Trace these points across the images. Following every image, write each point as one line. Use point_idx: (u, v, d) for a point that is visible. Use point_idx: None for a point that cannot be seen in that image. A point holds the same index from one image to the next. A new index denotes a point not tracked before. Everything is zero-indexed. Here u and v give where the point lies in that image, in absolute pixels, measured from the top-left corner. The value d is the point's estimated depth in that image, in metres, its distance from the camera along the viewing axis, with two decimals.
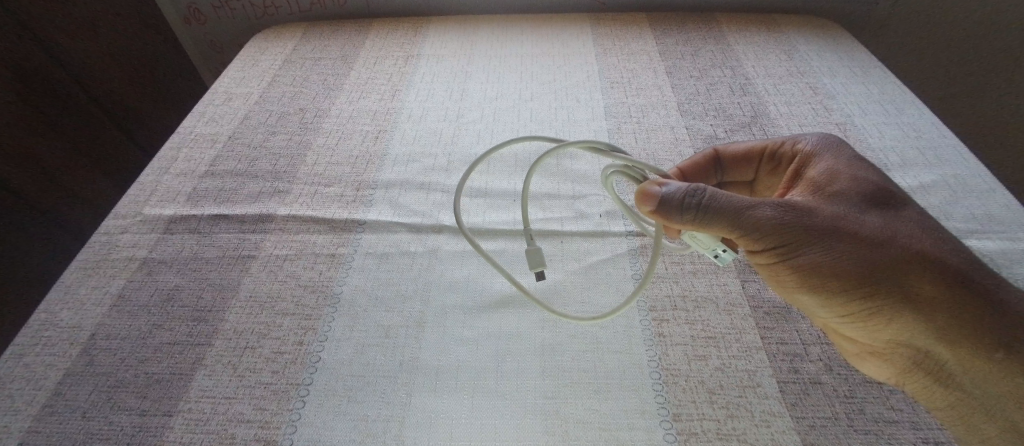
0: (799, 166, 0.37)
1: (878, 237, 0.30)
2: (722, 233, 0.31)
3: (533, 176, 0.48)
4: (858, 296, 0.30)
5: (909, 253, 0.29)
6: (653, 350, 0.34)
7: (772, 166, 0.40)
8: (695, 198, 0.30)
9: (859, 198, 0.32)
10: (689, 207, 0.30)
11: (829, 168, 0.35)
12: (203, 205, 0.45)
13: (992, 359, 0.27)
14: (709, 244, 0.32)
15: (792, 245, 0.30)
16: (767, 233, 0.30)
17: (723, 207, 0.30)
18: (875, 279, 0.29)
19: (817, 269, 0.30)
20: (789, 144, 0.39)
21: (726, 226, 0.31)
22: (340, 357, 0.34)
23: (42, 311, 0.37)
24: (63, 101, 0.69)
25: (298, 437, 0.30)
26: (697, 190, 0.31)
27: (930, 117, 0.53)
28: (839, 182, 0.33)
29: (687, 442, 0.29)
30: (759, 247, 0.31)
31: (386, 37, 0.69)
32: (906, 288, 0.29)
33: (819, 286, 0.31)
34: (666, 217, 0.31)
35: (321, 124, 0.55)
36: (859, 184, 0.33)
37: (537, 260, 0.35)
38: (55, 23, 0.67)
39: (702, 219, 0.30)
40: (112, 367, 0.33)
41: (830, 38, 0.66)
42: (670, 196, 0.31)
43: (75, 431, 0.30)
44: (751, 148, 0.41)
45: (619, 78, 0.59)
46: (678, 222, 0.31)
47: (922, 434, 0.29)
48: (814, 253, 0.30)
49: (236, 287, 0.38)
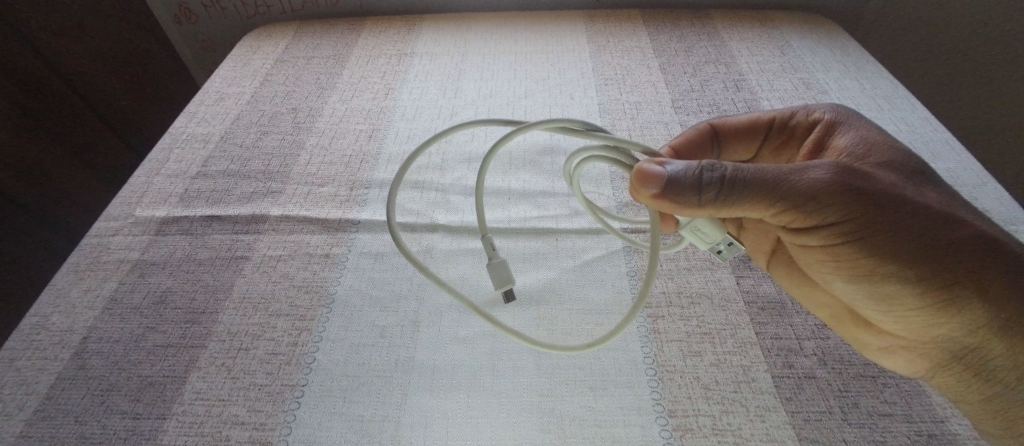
0: (820, 134, 0.39)
1: (923, 213, 0.28)
2: (749, 208, 0.30)
3: (527, 174, 0.48)
4: (910, 285, 0.29)
5: (975, 240, 0.28)
6: (648, 347, 0.34)
7: (781, 139, 0.42)
8: (712, 176, 0.28)
9: (900, 168, 0.32)
10: (708, 187, 0.28)
11: (857, 136, 0.36)
12: (195, 206, 0.45)
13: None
14: (714, 238, 0.33)
15: (827, 216, 0.29)
16: (800, 206, 0.29)
17: (746, 181, 0.28)
18: (933, 270, 0.28)
19: (864, 244, 0.29)
20: (802, 113, 0.40)
21: (754, 200, 0.29)
22: (335, 357, 0.34)
23: (34, 314, 0.37)
24: (54, 102, 0.68)
25: (293, 438, 0.29)
26: (710, 165, 0.29)
27: (922, 112, 0.53)
28: (875, 148, 0.34)
29: (683, 438, 0.29)
30: (789, 217, 0.30)
31: (379, 36, 0.69)
32: (974, 284, 0.27)
33: (863, 262, 0.30)
34: (680, 200, 0.29)
35: (314, 124, 0.54)
36: (896, 150, 0.34)
37: (501, 276, 0.34)
38: (45, 26, 0.66)
39: (725, 198, 0.29)
40: (105, 370, 0.33)
41: (823, 33, 0.66)
42: (679, 178, 0.29)
43: (69, 435, 0.30)
44: (761, 118, 0.42)
45: (613, 74, 0.59)
46: (700, 203, 0.29)
47: (916, 427, 0.29)
48: (859, 223, 0.29)
49: (230, 288, 0.38)
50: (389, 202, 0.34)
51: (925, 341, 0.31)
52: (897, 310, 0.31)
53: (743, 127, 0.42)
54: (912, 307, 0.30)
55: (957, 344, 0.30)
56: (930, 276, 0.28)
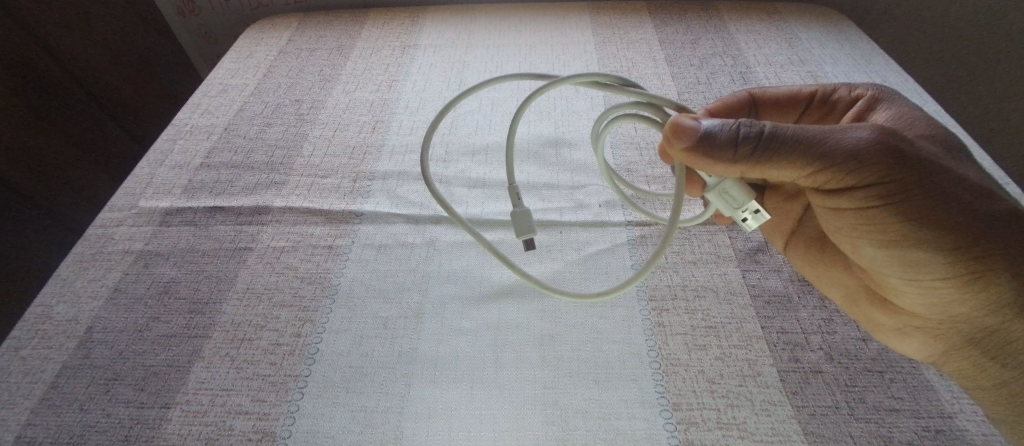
0: (864, 108, 0.39)
1: (951, 193, 0.29)
2: (782, 169, 0.30)
3: (530, 167, 0.48)
4: (937, 256, 0.29)
5: (1000, 218, 0.28)
6: (652, 340, 0.33)
7: (822, 114, 0.41)
8: (750, 133, 0.29)
9: (942, 141, 0.33)
10: (746, 143, 0.29)
11: (898, 112, 0.37)
12: (199, 197, 0.45)
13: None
14: (740, 203, 0.31)
15: (860, 179, 0.30)
16: (834, 167, 0.29)
17: (786, 140, 0.29)
18: (964, 241, 0.28)
19: (891, 209, 0.30)
20: (845, 89, 0.40)
21: (792, 159, 0.29)
22: (338, 348, 0.34)
23: (39, 304, 0.37)
24: (63, 99, 0.70)
25: (297, 429, 0.29)
26: (748, 123, 0.30)
27: (932, 105, 0.52)
28: (917, 124, 0.35)
29: (687, 432, 0.28)
30: (820, 179, 0.31)
31: (383, 27, 0.69)
32: (1007, 261, 0.28)
33: (893, 230, 0.31)
34: (715, 155, 0.30)
35: (317, 116, 0.54)
36: (937, 126, 0.34)
37: (524, 226, 0.35)
38: (51, 19, 0.67)
39: (763, 156, 0.29)
40: (109, 360, 0.33)
41: (832, 25, 0.65)
42: (715, 133, 0.29)
43: (73, 423, 0.30)
44: (801, 92, 0.42)
45: (619, 66, 0.59)
46: (735, 160, 0.30)
47: (923, 422, 0.28)
48: (889, 188, 0.29)
49: (233, 279, 0.38)
50: (434, 191, 0.35)
51: (941, 322, 0.33)
52: (924, 285, 0.32)
53: (783, 99, 0.42)
54: (938, 282, 0.31)
55: (972, 325, 0.31)
56: (962, 247, 0.28)
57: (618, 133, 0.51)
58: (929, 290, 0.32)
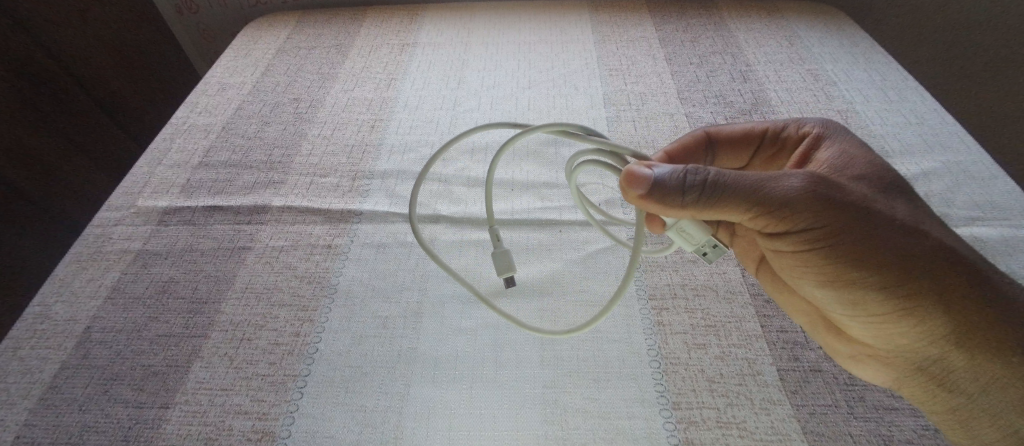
0: (808, 148, 0.37)
1: (889, 231, 0.29)
2: (730, 213, 0.30)
3: (530, 166, 0.48)
4: (876, 290, 0.30)
5: (936, 251, 0.29)
6: (652, 338, 0.33)
7: (774, 149, 0.40)
8: (698, 180, 0.28)
9: (879, 182, 0.32)
10: (695, 190, 0.29)
11: (840, 151, 0.35)
12: (198, 196, 0.45)
13: (1009, 366, 0.27)
14: (698, 241, 0.33)
15: (809, 224, 0.29)
16: (783, 212, 0.29)
17: (733, 188, 0.28)
18: (898, 273, 0.29)
19: (831, 248, 0.30)
20: (793, 126, 0.39)
21: (736, 205, 0.29)
22: (338, 348, 0.34)
23: (36, 304, 0.37)
24: (63, 100, 0.70)
25: (297, 428, 0.29)
26: (695, 170, 0.29)
27: (933, 103, 0.52)
28: (855, 165, 0.34)
29: (687, 430, 0.28)
30: (772, 223, 0.30)
31: (381, 25, 0.68)
32: (939, 292, 0.28)
33: (836, 267, 0.30)
34: (666, 202, 0.29)
35: (316, 114, 0.54)
36: (878, 167, 0.33)
37: (506, 263, 0.35)
38: (52, 18, 0.67)
39: (711, 203, 0.29)
40: (108, 360, 0.33)
41: (831, 23, 0.65)
42: (665, 180, 0.29)
43: (71, 423, 0.30)
44: (754, 129, 0.41)
45: (618, 65, 0.59)
46: (685, 206, 0.29)
47: (921, 421, 0.28)
48: (830, 232, 0.29)
49: (231, 279, 0.38)
50: (416, 197, 0.36)
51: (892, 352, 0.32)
52: (871, 319, 0.32)
53: (738, 137, 0.41)
54: (883, 310, 0.31)
55: (919, 354, 0.31)
56: (897, 280, 0.29)
57: (617, 131, 0.50)
58: (874, 323, 0.32)
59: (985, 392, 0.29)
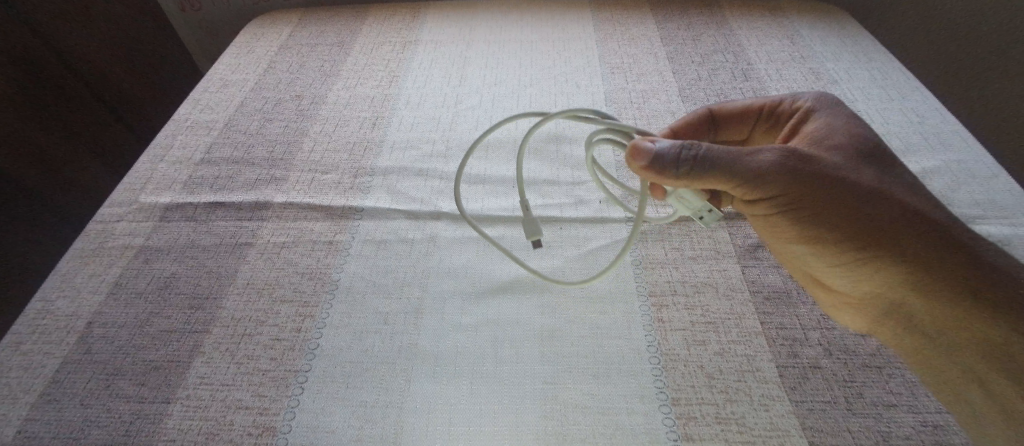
0: (799, 121, 0.39)
1: (863, 199, 0.32)
2: (721, 183, 0.33)
3: (532, 163, 0.48)
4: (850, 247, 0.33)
5: (907, 217, 0.32)
6: (652, 335, 0.34)
7: (769, 124, 0.42)
8: (691, 154, 0.31)
9: (861, 153, 0.35)
10: (688, 161, 0.31)
11: (827, 123, 0.37)
12: (200, 193, 0.45)
13: (975, 321, 0.30)
14: (696, 207, 0.35)
15: (789, 191, 0.32)
16: (766, 181, 0.32)
17: (722, 160, 0.31)
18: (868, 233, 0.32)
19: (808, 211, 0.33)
20: (788, 100, 0.40)
21: (725, 174, 0.32)
22: (339, 343, 0.34)
23: (39, 299, 0.37)
24: (65, 96, 0.70)
25: (298, 424, 0.30)
26: (688, 145, 0.32)
27: (934, 102, 0.52)
28: (840, 136, 0.36)
29: (686, 426, 0.29)
30: (757, 192, 0.33)
31: (383, 23, 0.68)
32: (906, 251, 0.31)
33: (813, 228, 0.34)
34: (663, 173, 0.32)
35: (317, 112, 0.54)
36: (861, 137, 0.36)
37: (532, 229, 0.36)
38: (54, 17, 0.67)
39: (703, 173, 0.32)
40: (110, 355, 0.33)
41: (833, 22, 0.65)
42: (663, 152, 0.31)
43: (73, 417, 0.30)
44: (751, 105, 0.42)
45: (619, 63, 0.59)
46: (680, 177, 0.32)
47: (922, 417, 0.28)
48: (807, 198, 0.32)
49: (233, 274, 0.38)
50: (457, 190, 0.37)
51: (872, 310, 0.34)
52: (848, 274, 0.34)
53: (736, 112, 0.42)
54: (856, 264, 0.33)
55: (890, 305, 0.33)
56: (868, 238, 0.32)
57: None
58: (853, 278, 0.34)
59: (965, 359, 0.30)
